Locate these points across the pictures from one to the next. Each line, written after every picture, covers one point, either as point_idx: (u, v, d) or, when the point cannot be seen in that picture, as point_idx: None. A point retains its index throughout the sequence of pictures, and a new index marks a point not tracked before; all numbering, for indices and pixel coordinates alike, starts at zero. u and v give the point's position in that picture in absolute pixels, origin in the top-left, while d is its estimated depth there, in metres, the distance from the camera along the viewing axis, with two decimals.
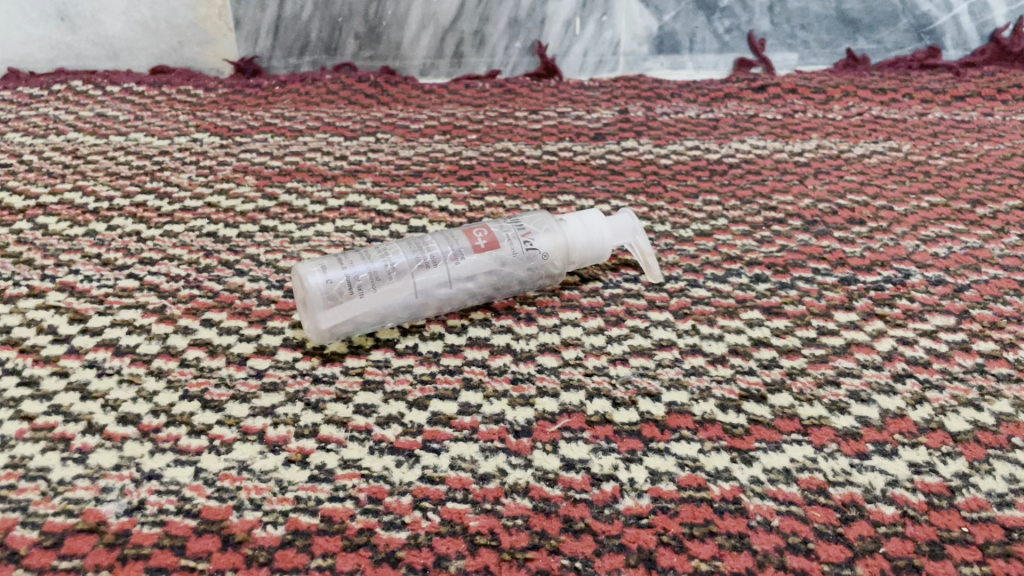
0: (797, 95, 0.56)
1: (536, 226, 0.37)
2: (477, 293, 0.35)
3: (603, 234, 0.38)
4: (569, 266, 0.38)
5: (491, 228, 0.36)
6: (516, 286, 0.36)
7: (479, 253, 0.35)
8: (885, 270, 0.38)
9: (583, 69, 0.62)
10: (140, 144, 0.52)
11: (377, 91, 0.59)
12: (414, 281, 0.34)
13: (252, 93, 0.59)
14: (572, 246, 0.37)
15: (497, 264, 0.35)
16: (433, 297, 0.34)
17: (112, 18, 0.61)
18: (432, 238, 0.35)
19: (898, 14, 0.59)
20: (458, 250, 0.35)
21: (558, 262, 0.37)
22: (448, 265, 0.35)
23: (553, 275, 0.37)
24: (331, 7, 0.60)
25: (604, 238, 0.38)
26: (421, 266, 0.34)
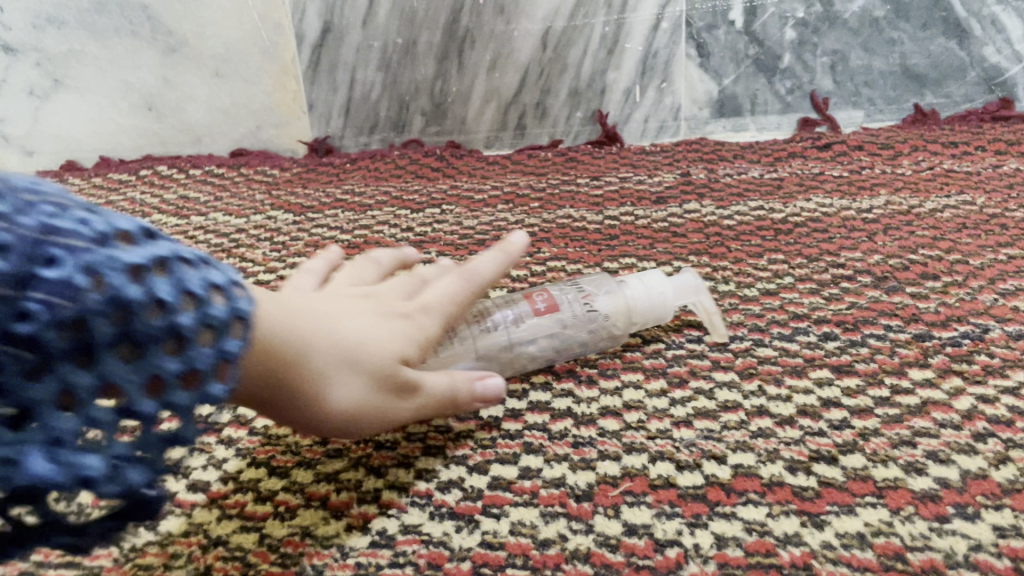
0: (863, 151, 0.55)
1: (595, 288, 0.37)
2: (539, 353, 0.35)
3: (667, 291, 0.37)
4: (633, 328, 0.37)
5: (548, 291, 0.37)
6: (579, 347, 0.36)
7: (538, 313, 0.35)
8: (961, 326, 0.36)
9: (645, 135, 0.63)
10: (218, 223, 0.55)
11: (443, 164, 0.61)
12: (475, 344, 0.34)
13: (324, 171, 0.62)
14: (635, 305, 0.37)
15: (559, 327, 0.36)
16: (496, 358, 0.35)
17: (195, 106, 0.65)
18: (488, 302, 0.36)
19: (965, 67, 0.57)
20: (517, 311, 0.35)
21: (622, 321, 0.37)
22: (507, 326, 0.35)
23: (616, 335, 0.37)
24: (399, 87, 0.63)
25: (670, 292, 0.37)
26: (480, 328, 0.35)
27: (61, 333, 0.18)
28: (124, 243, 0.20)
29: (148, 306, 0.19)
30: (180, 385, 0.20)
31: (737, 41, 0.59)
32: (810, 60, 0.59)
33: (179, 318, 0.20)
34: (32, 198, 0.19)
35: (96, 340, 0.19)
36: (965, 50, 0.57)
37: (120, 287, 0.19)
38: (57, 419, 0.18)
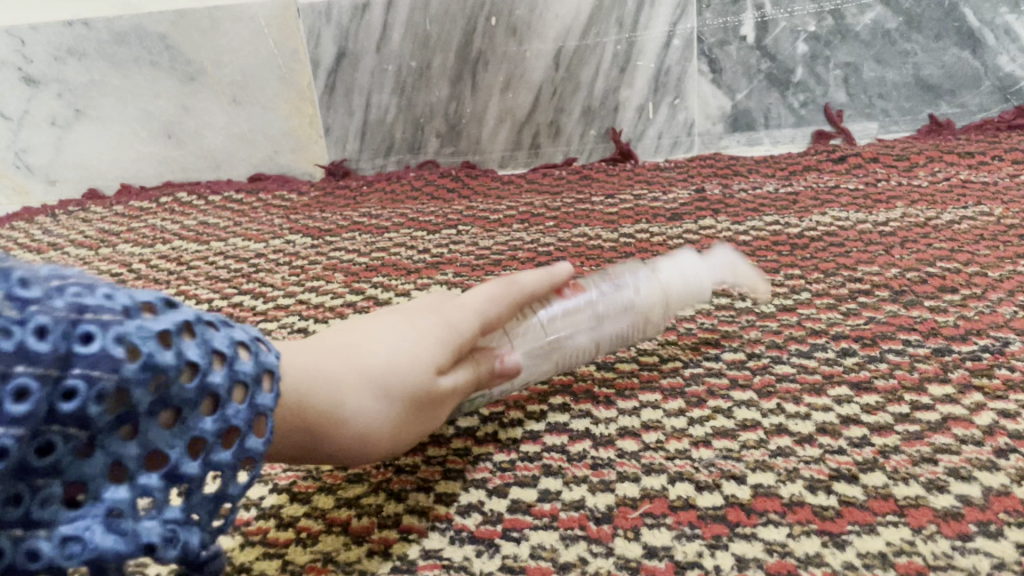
0: (879, 163, 0.55)
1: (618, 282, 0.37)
2: (573, 355, 0.36)
3: (699, 275, 0.37)
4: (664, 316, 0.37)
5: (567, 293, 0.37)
6: (614, 340, 0.36)
7: (569, 319, 0.36)
8: (981, 339, 0.36)
9: (658, 150, 0.63)
10: (238, 248, 0.55)
11: (458, 185, 0.61)
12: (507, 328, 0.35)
13: (341, 195, 0.62)
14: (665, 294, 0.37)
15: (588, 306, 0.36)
16: (535, 367, 0.35)
17: (214, 133, 0.66)
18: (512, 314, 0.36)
19: (980, 76, 0.57)
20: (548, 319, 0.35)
21: (653, 311, 0.37)
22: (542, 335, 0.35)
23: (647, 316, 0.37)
24: (413, 109, 0.64)
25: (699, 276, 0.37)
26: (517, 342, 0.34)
27: (103, 409, 0.19)
28: (153, 313, 0.21)
29: (188, 374, 0.20)
30: (220, 439, 0.21)
31: (749, 56, 0.59)
32: (823, 73, 0.59)
33: (213, 379, 0.21)
34: (58, 283, 0.19)
35: (119, 416, 0.19)
36: (979, 59, 0.57)
37: (162, 359, 0.20)
38: (110, 492, 0.19)
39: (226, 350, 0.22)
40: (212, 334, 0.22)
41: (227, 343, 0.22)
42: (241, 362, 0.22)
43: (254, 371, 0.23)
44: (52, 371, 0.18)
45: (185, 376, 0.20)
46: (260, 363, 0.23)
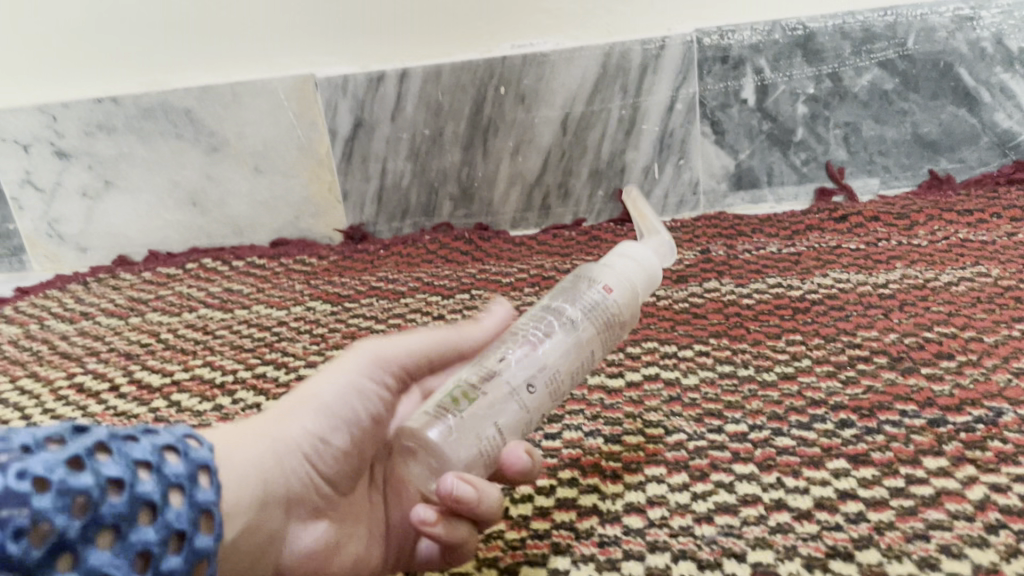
0: (879, 222, 0.56)
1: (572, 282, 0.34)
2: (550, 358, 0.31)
3: (640, 254, 0.36)
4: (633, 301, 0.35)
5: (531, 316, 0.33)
6: (603, 328, 0.33)
7: (552, 324, 0.32)
8: (976, 409, 0.37)
9: (666, 209, 0.64)
10: (261, 315, 0.58)
11: (472, 248, 0.64)
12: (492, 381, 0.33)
13: (359, 259, 0.65)
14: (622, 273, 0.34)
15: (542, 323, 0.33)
16: (544, 385, 0.31)
17: (237, 200, 0.68)
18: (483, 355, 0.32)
19: (978, 133, 0.59)
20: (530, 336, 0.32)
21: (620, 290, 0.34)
22: (531, 349, 0.32)
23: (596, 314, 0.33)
24: (427, 174, 0.66)
25: (642, 256, 0.36)
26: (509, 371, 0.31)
27: (27, 546, 0.19)
28: (56, 442, 0.20)
29: (110, 490, 0.20)
30: (165, 541, 0.21)
31: (750, 118, 0.61)
32: (824, 132, 0.60)
33: (144, 490, 0.21)
34: None
35: (50, 549, 0.19)
36: (976, 116, 0.58)
37: (77, 481, 0.20)
38: None
39: (150, 458, 0.22)
40: (129, 445, 0.22)
41: (147, 451, 0.22)
42: (168, 467, 0.22)
43: (182, 472, 0.22)
44: None
45: (109, 489, 0.20)
46: (191, 463, 0.23)
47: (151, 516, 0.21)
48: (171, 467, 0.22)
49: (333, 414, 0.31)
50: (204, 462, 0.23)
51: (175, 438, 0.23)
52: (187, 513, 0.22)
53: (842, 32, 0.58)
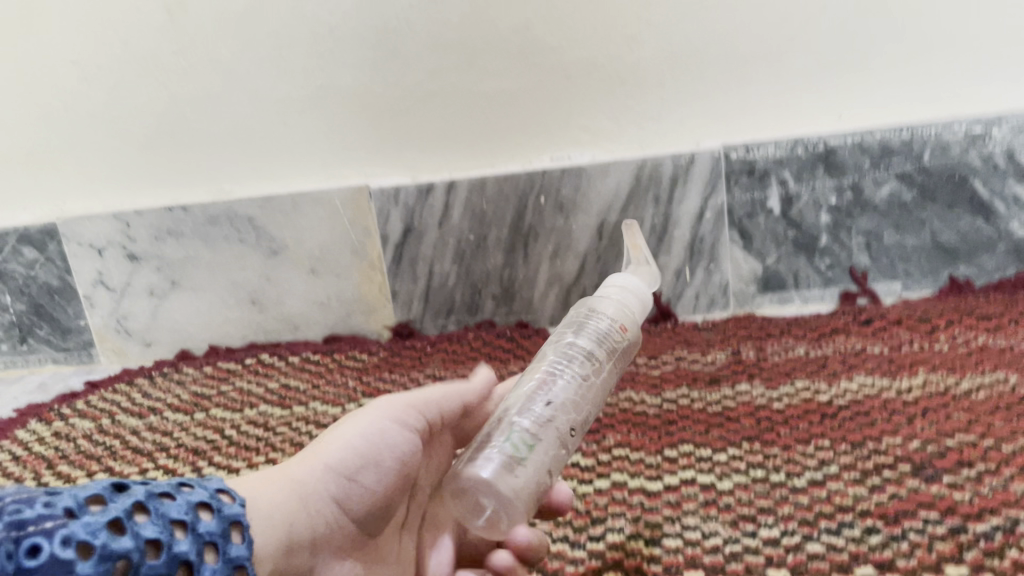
0: (903, 325, 0.59)
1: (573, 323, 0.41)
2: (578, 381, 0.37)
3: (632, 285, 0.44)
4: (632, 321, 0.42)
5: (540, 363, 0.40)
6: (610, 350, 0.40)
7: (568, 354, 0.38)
8: (994, 518, 0.40)
9: (696, 308, 0.68)
10: (317, 412, 0.62)
11: (514, 345, 0.68)
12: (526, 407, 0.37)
13: (407, 356, 0.69)
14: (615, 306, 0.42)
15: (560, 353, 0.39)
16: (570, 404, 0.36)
17: (293, 299, 0.73)
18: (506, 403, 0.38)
19: (995, 240, 0.62)
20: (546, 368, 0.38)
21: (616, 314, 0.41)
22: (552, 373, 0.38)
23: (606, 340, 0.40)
24: (472, 276, 0.70)
25: (630, 283, 0.44)
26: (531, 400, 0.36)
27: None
28: (118, 500, 0.28)
29: (162, 540, 0.28)
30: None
31: (776, 226, 0.65)
32: (847, 239, 0.64)
33: (178, 547, 0.28)
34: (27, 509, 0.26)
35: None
36: (992, 226, 0.62)
37: (124, 541, 0.26)
38: None
39: (187, 516, 0.29)
40: (169, 504, 0.29)
41: (185, 510, 0.30)
42: (201, 523, 0.30)
43: (213, 527, 0.30)
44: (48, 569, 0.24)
45: (163, 540, 0.28)
46: (222, 519, 0.31)
47: (196, 560, 0.29)
48: (204, 523, 0.30)
49: (360, 457, 0.38)
50: (232, 519, 0.31)
51: (207, 497, 0.31)
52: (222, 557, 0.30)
53: (861, 147, 0.62)
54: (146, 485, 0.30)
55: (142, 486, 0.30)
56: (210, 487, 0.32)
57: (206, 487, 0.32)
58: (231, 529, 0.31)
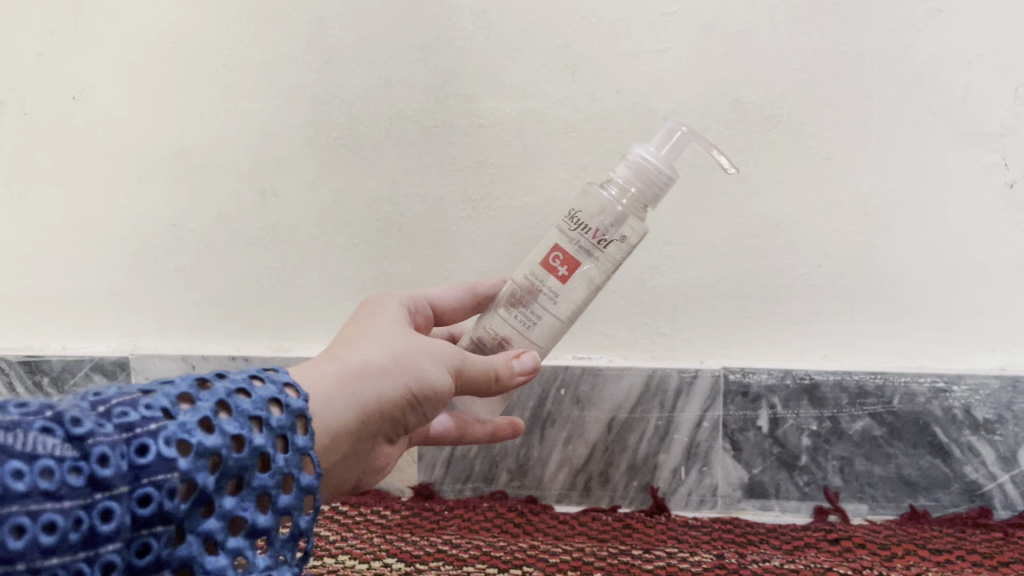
0: (865, 548, 0.68)
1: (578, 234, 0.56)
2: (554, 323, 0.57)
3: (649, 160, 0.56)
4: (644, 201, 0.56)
5: (568, 238, 0.56)
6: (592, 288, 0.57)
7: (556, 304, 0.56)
8: None
9: (688, 504, 0.77)
10: (345, 565, 0.69)
11: (524, 519, 0.76)
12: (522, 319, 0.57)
13: (427, 518, 0.77)
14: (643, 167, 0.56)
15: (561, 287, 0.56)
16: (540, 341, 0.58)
17: None
18: (524, 275, 0.57)
19: (950, 479, 0.72)
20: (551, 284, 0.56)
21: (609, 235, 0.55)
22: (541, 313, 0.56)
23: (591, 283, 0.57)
24: (492, 449, 0.79)
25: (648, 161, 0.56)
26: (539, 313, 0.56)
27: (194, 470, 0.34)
28: (207, 401, 0.37)
29: (243, 434, 0.37)
30: (278, 461, 0.38)
31: (764, 442, 0.74)
32: (823, 461, 0.74)
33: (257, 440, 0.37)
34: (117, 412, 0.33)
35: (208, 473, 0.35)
36: (948, 466, 0.72)
37: (217, 439, 0.35)
38: (207, 522, 0.35)
39: (263, 409, 0.39)
40: (246, 400, 0.39)
41: (259, 406, 0.39)
42: (272, 417, 0.39)
43: (283, 418, 0.40)
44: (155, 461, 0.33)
45: (244, 434, 0.37)
46: (290, 415, 0.40)
47: (270, 447, 0.38)
48: (276, 414, 0.39)
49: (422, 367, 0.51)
50: (298, 412, 0.41)
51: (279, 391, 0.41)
52: (291, 445, 0.40)
53: (841, 385, 0.72)
54: (230, 384, 0.39)
55: (226, 385, 0.39)
56: (279, 381, 0.41)
57: (276, 382, 0.41)
58: (299, 420, 0.41)
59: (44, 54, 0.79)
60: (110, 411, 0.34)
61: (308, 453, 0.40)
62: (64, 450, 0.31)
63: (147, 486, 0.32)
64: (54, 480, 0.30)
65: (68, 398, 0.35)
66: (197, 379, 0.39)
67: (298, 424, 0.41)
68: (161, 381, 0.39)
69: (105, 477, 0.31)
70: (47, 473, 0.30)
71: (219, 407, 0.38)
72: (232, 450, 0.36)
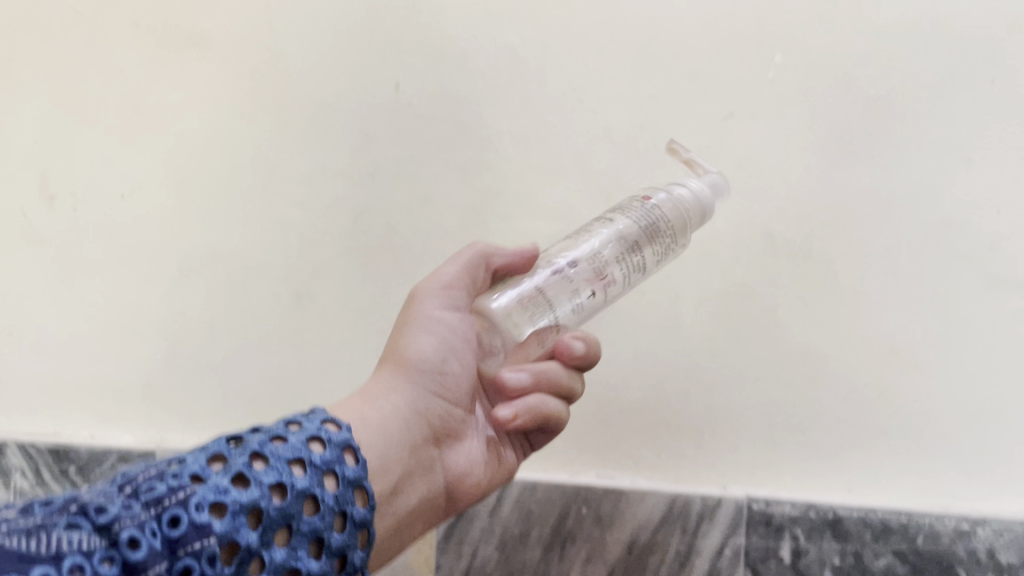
0: None
1: (634, 208, 0.60)
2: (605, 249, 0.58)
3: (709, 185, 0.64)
4: (657, 236, 0.59)
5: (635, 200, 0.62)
6: (647, 225, 0.59)
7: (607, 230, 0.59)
8: None
9: None
10: None
11: None
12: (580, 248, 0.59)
13: None
14: (691, 189, 0.62)
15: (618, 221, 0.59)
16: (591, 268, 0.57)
17: None
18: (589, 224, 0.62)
19: None
20: (596, 239, 0.59)
21: (644, 239, 0.58)
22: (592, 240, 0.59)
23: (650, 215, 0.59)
24: (510, 563, 0.78)
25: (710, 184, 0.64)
26: (576, 261, 0.58)
27: (236, 528, 0.37)
28: (240, 457, 0.41)
29: (282, 481, 0.40)
30: (327, 501, 0.42)
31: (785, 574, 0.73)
32: None
33: (299, 483, 0.41)
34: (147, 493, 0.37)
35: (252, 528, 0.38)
36: None
37: (256, 492, 0.39)
38: None
39: (301, 452, 0.43)
40: (280, 446, 0.42)
41: (295, 450, 0.43)
42: (313, 455, 0.43)
43: (324, 455, 0.44)
44: (193, 530, 0.36)
45: (283, 481, 0.40)
46: (333, 449, 0.44)
47: (314, 489, 0.41)
48: (315, 453, 0.43)
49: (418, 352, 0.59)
50: (340, 445, 0.45)
51: (315, 431, 0.45)
52: (338, 479, 0.43)
53: (864, 521, 0.71)
54: (262, 435, 0.43)
55: (258, 437, 0.43)
56: (315, 420, 0.46)
57: (313, 422, 0.46)
58: (341, 452, 0.45)
59: (95, 153, 0.82)
60: (138, 489, 0.37)
61: (354, 485, 0.44)
62: (92, 540, 0.33)
63: (186, 557, 0.35)
64: (86, 574, 0.32)
65: (97, 485, 0.39)
66: (231, 441, 0.43)
67: (342, 458, 0.44)
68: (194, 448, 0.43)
69: (138, 560, 0.34)
70: (79, 569, 0.32)
71: (253, 458, 0.41)
72: (273, 500, 0.39)
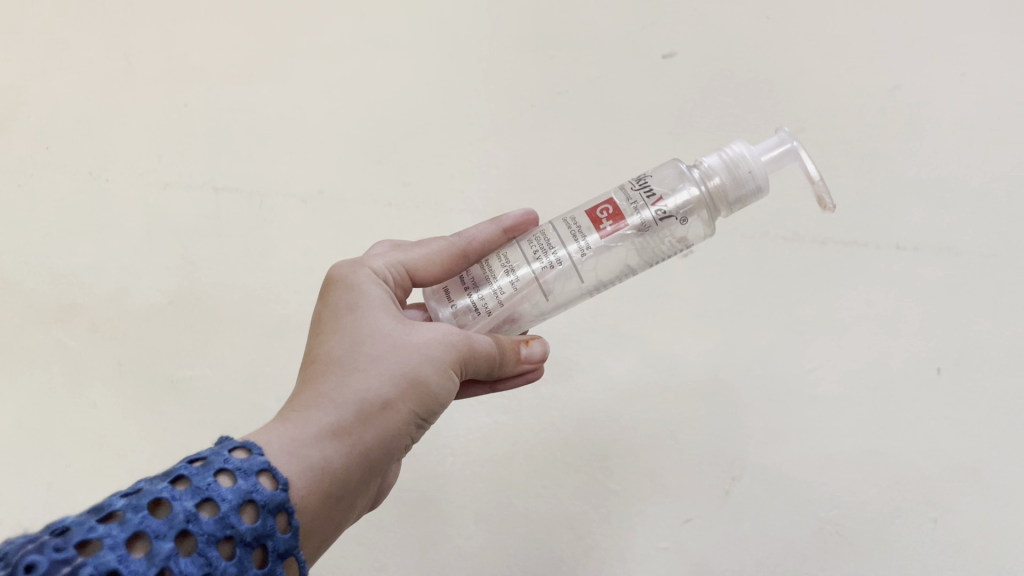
0: None
1: (640, 226, 0.53)
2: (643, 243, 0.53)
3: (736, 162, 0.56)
4: (733, 188, 0.52)
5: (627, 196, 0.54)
6: (694, 206, 0.53)
7: (620, 237, 0.53)
8: None
9: None
10: None
11: None
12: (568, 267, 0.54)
13: None
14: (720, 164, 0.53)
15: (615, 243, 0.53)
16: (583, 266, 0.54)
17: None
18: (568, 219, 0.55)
19: None
20: (563, 247, 0.54)
21: (699, 209, 0.53)
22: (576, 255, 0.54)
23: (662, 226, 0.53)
24: None
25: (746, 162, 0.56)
26: (500, 286, 0.55)
27: None
28: (164, 544, 0.35)
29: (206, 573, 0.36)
30: None
31: None
32: None
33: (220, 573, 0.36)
34: None
35: None
36: None
37: None
38: None
39: (230, 530, 0.37)
40: (208, 524, 0.37)
41: (224, 527, 0.37)
42: (243, 531, 0.38)
43: (254, 528, 0.39)
44: None
45: (209, 569, 0.36)
46: (259, 523, 0.39)
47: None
48: (245, 526, 0.38)
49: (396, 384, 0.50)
50: (277, 514, 0.40)
51: (249, 491, 0.39)
52: (264, 555, 0.39)
53: None
54: (190, 501, 0.37)
55: (186, 501, 0.37)
56: (252, 474, 0.40)
57: (249, 477, 0.40)
58: (274, 519, 0.40)
59: (38, 477, 0.78)
60: None
61: (284, 557, 0.40)
62: None
63: None
64: None
65: None
66: (149, 505, 0.36)
67: (272, 526, 0.40)
68: (105, 510, 0.36)
69: None
70: None
71: (175, 536, 0.35)
72: None
